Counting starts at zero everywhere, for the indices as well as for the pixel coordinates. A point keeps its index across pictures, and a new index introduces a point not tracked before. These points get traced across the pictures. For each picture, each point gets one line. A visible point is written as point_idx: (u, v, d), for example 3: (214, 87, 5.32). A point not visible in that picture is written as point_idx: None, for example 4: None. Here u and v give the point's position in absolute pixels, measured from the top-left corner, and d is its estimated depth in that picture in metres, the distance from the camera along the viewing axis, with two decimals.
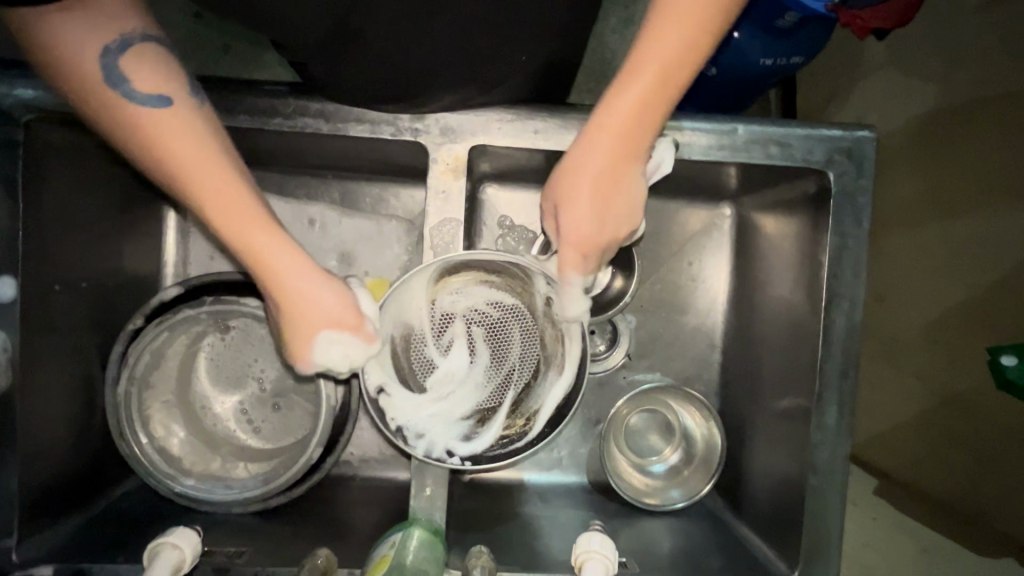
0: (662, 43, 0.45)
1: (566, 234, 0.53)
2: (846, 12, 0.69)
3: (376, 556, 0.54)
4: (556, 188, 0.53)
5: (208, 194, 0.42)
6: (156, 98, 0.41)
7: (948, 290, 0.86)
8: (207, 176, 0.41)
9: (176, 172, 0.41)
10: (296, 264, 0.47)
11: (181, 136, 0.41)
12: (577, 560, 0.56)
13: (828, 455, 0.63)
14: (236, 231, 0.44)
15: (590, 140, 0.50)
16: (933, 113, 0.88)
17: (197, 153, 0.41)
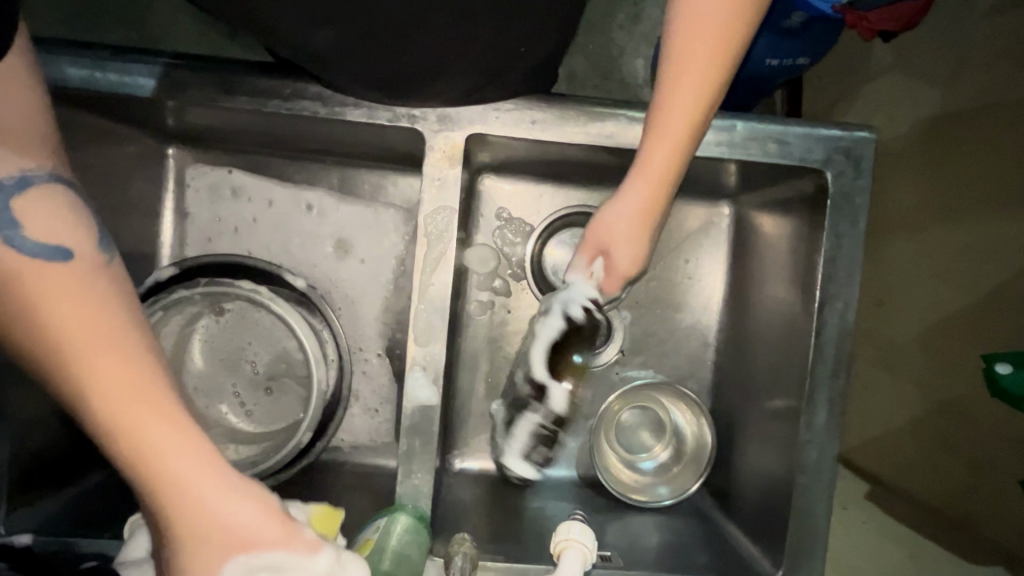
0: (687, 86, 0.49)
1: (616, 266, 0.58)
2: (854, 15, 0.69)
3: (361, 538, 0.55)
4: (601, 229, 0.58)
5: (91, 378, 0.33)
6: (58, 253, 0.36)
7: (944, 296, 0.86)
8: (96, 356, 0.33)
9: (49, 347, 0.33)
10: (194, 463, 0.36)
11: (66, 307, 0.34)
12: (557, 547, 0.57)
13: (816, 455, 0.63)
14: (120, 424, 0.34)
15: (635, 177, 0.54)
16: (935, 117, 0.87)
17: (88, 321, 0.34)
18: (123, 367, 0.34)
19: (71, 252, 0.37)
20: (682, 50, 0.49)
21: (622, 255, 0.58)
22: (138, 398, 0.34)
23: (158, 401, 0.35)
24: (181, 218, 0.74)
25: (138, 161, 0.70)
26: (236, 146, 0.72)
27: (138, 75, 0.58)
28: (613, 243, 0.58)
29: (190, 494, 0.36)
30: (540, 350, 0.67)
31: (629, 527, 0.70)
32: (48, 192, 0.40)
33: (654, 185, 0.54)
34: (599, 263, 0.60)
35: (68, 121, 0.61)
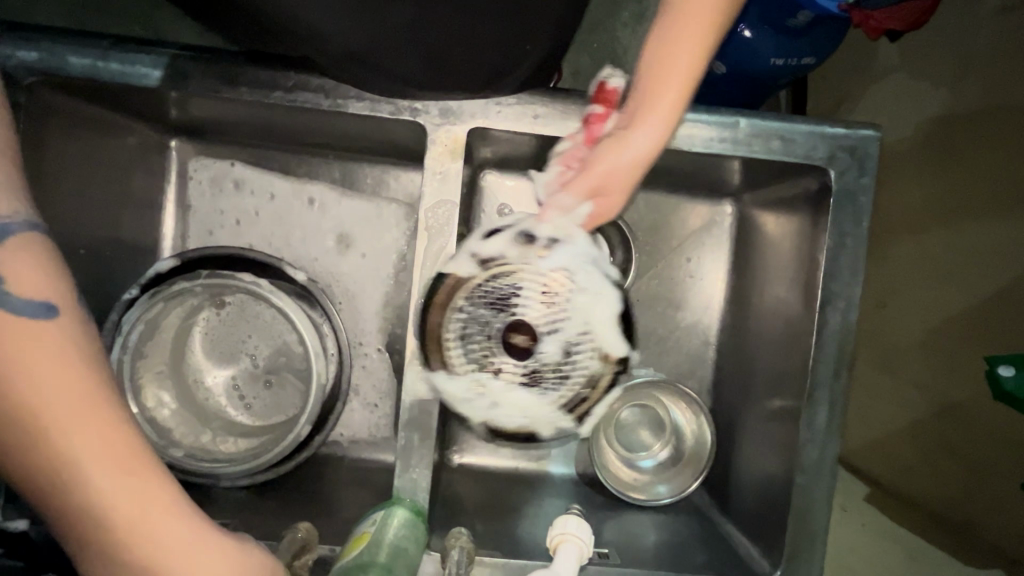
0: (695, 25, 0.49)
1: (606, 209, 0.56)
2: (860, 13, 0.68)
3: (356, 532, 0.54)
4: (606, 172, 0.54)
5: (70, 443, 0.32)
6: (39, 304, 0.34)
7: (948, 298, 0.85)
8: (75, 420, 0.32)
9: (23, 405, 0.32)
10: (171, 522, 0.35)
11: (37, 362, 0.32)
12: (552, 541, 0.56)
13: (816, 455, 0.63)
14: (97, 488, 0.33)
15: (647, 114, 0.52)
16: (942, 117, 0.86)
17: (62, 381, 0.32)
18: (97, 431, 0.33)
19: (52, 302, 0.35)
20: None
21: (612, 203, 0.57)
22: (114, 456, 0.33)
23: (141, 471, 0.34)
24: (184, 210, 0.75)
25: (139, 151, 0.70)
26: (239, 140, 0.72)
27: (142, 66, 0.58)
28: (607, 190, 0.55)
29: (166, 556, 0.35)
30: (590, 317, 0.58)
31: (626, 525, 0.69)
32: (27, 233, 0.36)
33: (660, 129, 0.52)
34: (586, 208, 0.57)
35: (70, 112, 0.61)
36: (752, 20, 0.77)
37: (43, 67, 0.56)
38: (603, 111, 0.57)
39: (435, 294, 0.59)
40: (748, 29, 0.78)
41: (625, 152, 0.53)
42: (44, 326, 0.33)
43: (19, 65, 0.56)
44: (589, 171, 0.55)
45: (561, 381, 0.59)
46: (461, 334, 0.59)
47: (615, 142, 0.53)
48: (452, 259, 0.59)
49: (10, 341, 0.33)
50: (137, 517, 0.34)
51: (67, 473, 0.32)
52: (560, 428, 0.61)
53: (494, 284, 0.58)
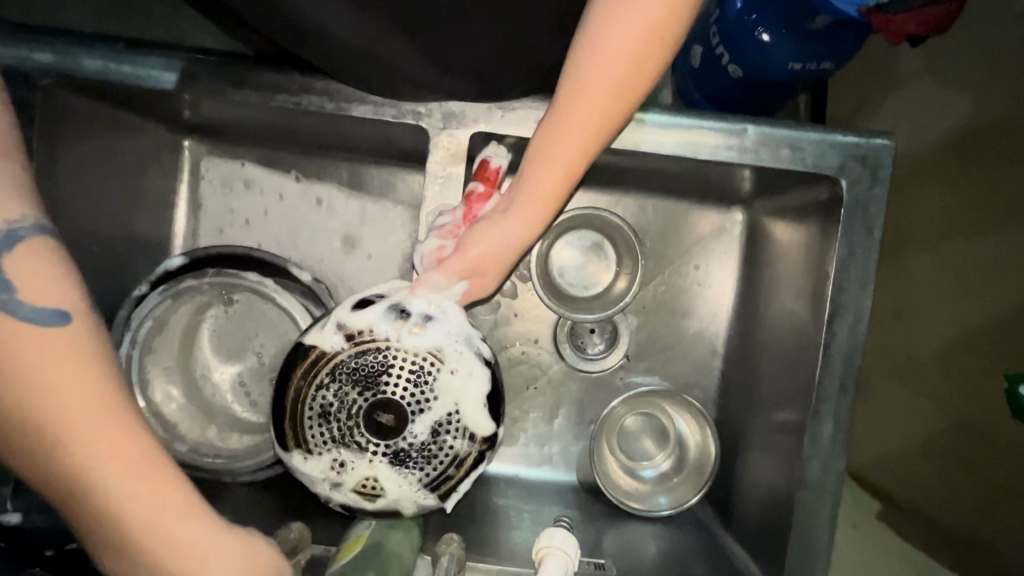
0: (587, 112, 0.49)
1: (478, 288, 0.56)
2: (881, 17, 0.66)
3: (350, 536, 0.54)
4: (474, 255, 0.54)
5: (90, 453, 0.32)
6: (52, 312, 0.33)
7: (966, 309, 0.82)
8: (98, 427, 0.32)
9: (30, 414, 0.31)
10: (194, 524, 0.36)
11: (50, 367, 0.32)
12: (539, 554, 0.56)
13: (819, 471, 0.61)
14: (118, 491, 0.33)
15: (521, 202, 0.53)
16: (966, 126, 0.84)
17: (76, 388, 0.32)
18: (114, 436, 0.33)
19: (66, 309, 0.34)
20: (587, 76, 0.48)
21: (486, 283, 0.56)
22: (136, 458, 0.34)
23: (162, 476, 0.35)
24: (195, 209, 0.76)
25: (150, 150, 0.71)
26: (249, 140, 0.73)
27: (153, 67, 0.59)
28: (480, 271, 0.55)
29: (181, 551, 0.36)
30: (461, 397, 0.53)
31: (625, 534, 0.69)
32: (37, 244, 0.35)
33: (537, 215, 0.53)
34: (461, 287, 0.55)
35: (84, 112, 0.62)
36: (770, 24, 0.76)
37: (59, 69, 0.58)
38: (484, 190, 0.58)
39: (296, 368, 0.53)
40: (766, 34, 0.76)
41: (495, 236, 0.54)
42: (55, 333, 0.33)
43: (35, 67, 0.57)
44: (461, 251, 0.54)
45: (425, 462, 0.53)
46: (321, 412, 0.52)
47: (492, 222, 0.54)
48: (319, 330, 0.53)
49: (23, 354, 0.32)
50: (157, 522, 0.35)
51: (81, 479, 0.32)
52: (424, 507, 0.54)
53: (358, 359, 0.52)
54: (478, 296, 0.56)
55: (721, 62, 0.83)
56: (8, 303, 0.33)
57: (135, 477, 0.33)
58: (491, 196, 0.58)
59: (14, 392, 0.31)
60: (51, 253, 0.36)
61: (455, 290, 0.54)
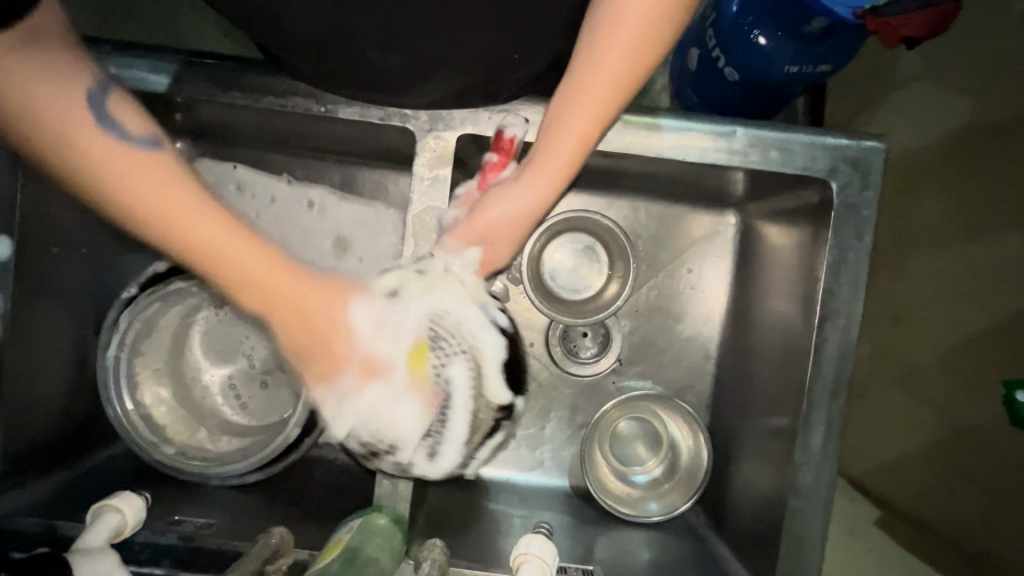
0: (598, 83, 0.49)
1: (486, 258, 0.56)
2: (876, 20, 0.66)
3: (333, 539, 0.55)
4: (483, 222, 0.54)
5: (208, 234, 0.44)
6: (147, 140, 0.45)
7: (965, 316, 0.81)
8: (205, 217, 0.44)
9: (156, 219, 0.43)
10: (308, 284, 0.49)
11: (156, 173, 0.43)
12: (515, 561, 0.55)
13: (811, 477, 0.61)
14: (248, 262, 0.45)
15: (530, 172, 0.52)
16: (966, 129, 0.83)
17: (176, 193, 0.43)
18: (210, 214, 0.44)
19: (155, 137, 0.46)
20: (600, 50, 0.48)
21: (497, 253, 0.56)
22: (242, 241, 0.45)
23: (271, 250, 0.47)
24: None
25: None
26: (240, 142, 0.73)
27: (141, 70, 0.59)
28: (492, 238, 0.55)
29: (305, 303, 0.48)
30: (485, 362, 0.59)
31: (615, 540, 0.68)
32: (117, 93, 0.46)
33: (548, 188, 0.53)
34: (473, 253, 0.55)
35: None
36: (765, 27, 0.76)
37: None
38: (499, 159, 0.57)
39: None
40: (762, 37, 0.76)
41: (506, 204, 0.53)
42: (154, 152, 0.45)
43: None
44: (473, 219, 0.55)
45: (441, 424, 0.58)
46: None
47: (505, 193, 0.54)
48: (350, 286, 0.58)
49: (131, 169, 0.43)
50: (280, 285, 0.47)
51: (215, 262, 0.45)
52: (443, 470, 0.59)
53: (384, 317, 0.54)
54: (485, 268, 0.56)
55: (717, 66, 0.82)
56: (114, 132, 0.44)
57: (257, 263, 0.46)
58: (507, 165, 0.57)
59: (138, 203, 0.43)
60: (129, 102, 0.47)
61: (468, 257, 0.55)
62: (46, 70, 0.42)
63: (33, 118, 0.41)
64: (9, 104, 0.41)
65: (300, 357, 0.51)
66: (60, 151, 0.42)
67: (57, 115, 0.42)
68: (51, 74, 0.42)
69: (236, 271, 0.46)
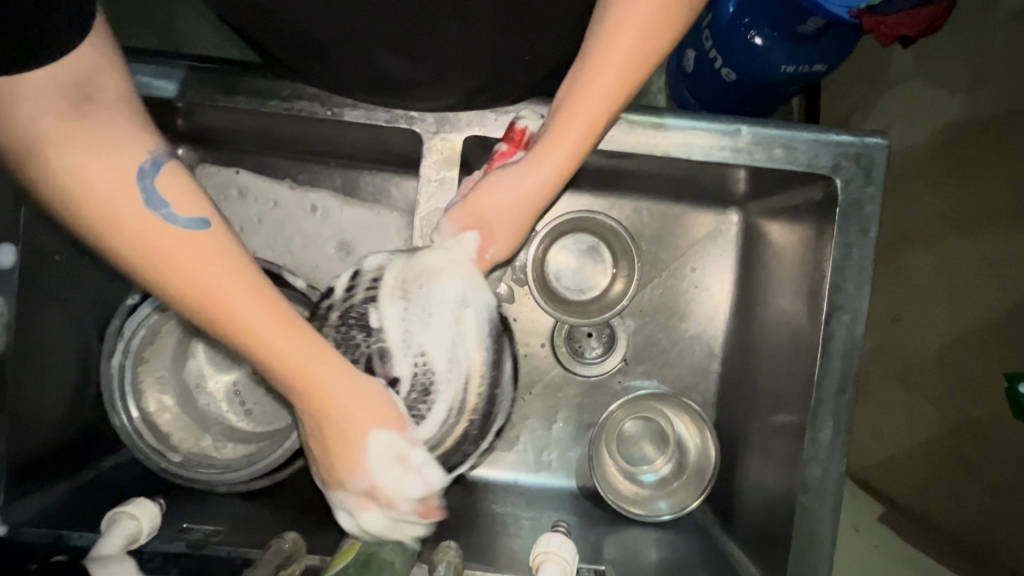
0: (615, 62, 0.49)
1: (487, 244, 0.55)
2: (870, 19, 0.66)
3: (345, 544, 0.54)
4: (484, 211, 0.54)
5: (247, 323, 0.42)
6: (196, 221, 0.43)
7: (961, 314, 0.82)
8: (248, 303, 0.42)
9: (201, 309, 0.42)
10: (338, 374, 0.46)
11: (208, 267, 0.42)
12: (535, 560, 0.55)
13: (820, 473, 0.61)
14: (284, 353, 0.44)
15: (536, 158, 0.53)
16: (954, 125, 0.84)
17: (218, 278, 0.42)
18: (264, 306, 0.43)
19: (205, 218, 0.43)
20: (609, 38, 0.48)
21: (495, 239, 0.55)
22: (281, 326, 0.43)
23: (305, 333, 0.45)
24: None
25: None
26: (243, 146, 0.72)
27: (146, 76, 0.59)
28: (492, 223, 0.55)
29: (331, 393, 0.46)
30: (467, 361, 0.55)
31: (624, 540, 0.68)
32: (170, 167, 0.44)
33: (554, 172, 0.53)
34: (471, 239, 0.55)
35: None
36: (762, 28, 0.76)
37: None
38: (508, 149, 0.57)
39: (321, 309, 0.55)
40: (759, 37, 0.77)
41: (506, 187, 0.54)
42: (201, 236, 0.42)
43: None
44: (474, 203, 0.55)
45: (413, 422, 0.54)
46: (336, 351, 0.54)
47: (507, 176, 0.54)
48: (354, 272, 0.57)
49: (172, 249, 0.41)
50: (309, 364, 0.45)
51: (252, 348, 0.43)
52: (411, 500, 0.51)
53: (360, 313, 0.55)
54: (484, 259, 0.56)
55: (715, 66, 0.83)
56: (161, 210, 0.42)
57: (294, 350, 0.44)
58: (516, 154, 0.57)
59: (182, 284, 0.41)
60: (182, 175, 0.44)
61: (467, 241, 0.55)
62: (100, 149, 0.41)
63: (74, 188, 0.40)
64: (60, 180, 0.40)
65: (326, 459, 0.49)
66: (112, 241, 0.41)
67: (113, 206, 0.40)
68: (103, 149, 0.41)
69: (270, 355, 0.43)
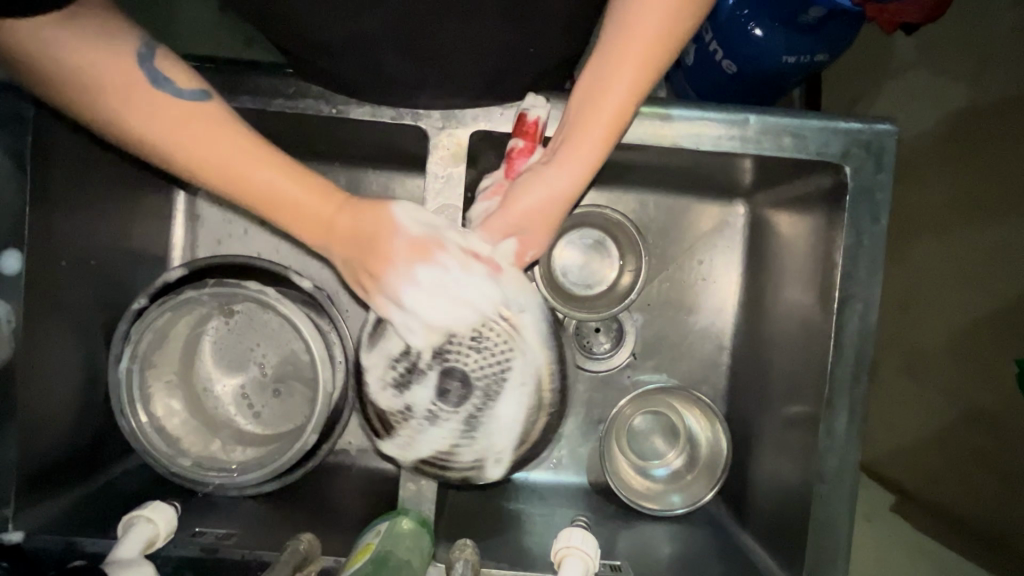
0: (631, 62, 0.49)
1: (528, 246, 0.55)
2: (873, 7, 0.65)
3: (359, 543, 0.54)
4: (525, 215, 0.54)
5: (266, 178, 0.48)
6: (196, 92, 0.47)
7: (968, 301, 0.83)
8: (260, 159, 0.48)
9: (225, 172, 0.47)
10: (343, 204, 0.51)
11: (212, 130, 0.46)
12: (557, 556, 0.55)
13: (836, 463, 0.61)
14: (300, 197, 0.49)
15: (567, 159, 0.52)
16: (960, 112, 0.84)
17: (228, 137, 0.47)
18: (265, 157, 0.48)
19: (202, 90, 0.48)
20: (628, 33, 0.49)
21: (535, 240, 0.55)
22: (289, 177, 0.49)
23: (311, 181, 0.50)
24: (193, 219, 0.75)
25: (140, 170, 0.70)
26: None
27: None
28: (529, 226, 0.55)
29: (349, 226, 0.50)
30: (526, 369, 0.53)
31: (638, 535, 0.68)
32: (160, 50, 0.48)
33: (581, 173, 0.53)
34: (509, 245, 0.54)
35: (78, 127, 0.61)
36: (763, 19, 0.76)
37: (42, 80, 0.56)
38: (525, 144, 0.56)
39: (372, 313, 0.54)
40: (759, 27, 0.76)
41: (542, 191, 0.54)
42: (201, 105, 0.47)
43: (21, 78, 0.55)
44: (509, 208, 0.54)
45: (471, 432, 0.54)
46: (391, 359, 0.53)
47: (541, 178, 0.53)
48: None
49: (183, 118, 0.46)
50: (319, 203, 0.50)
51: (274, 204, 0.49)
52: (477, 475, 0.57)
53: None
54: (522, 257, 0.56)
55: (715, 58, 0.82)
56: (164, 86, 0.46)
57: (303, 196, 0.50)
58: (533, 149, 0.56)
59: (200, 143, 0.46)
60: (172, 57, 0.49)
61: (505, 249, 0.54)
62: (95, 38, 0.44)
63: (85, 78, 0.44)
64: (64, 67, 0.43)
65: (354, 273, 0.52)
66: (127, 117, 0.45)
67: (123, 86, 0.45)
68: (101, 44, 0.44)
69: (284, 203, 0.49)
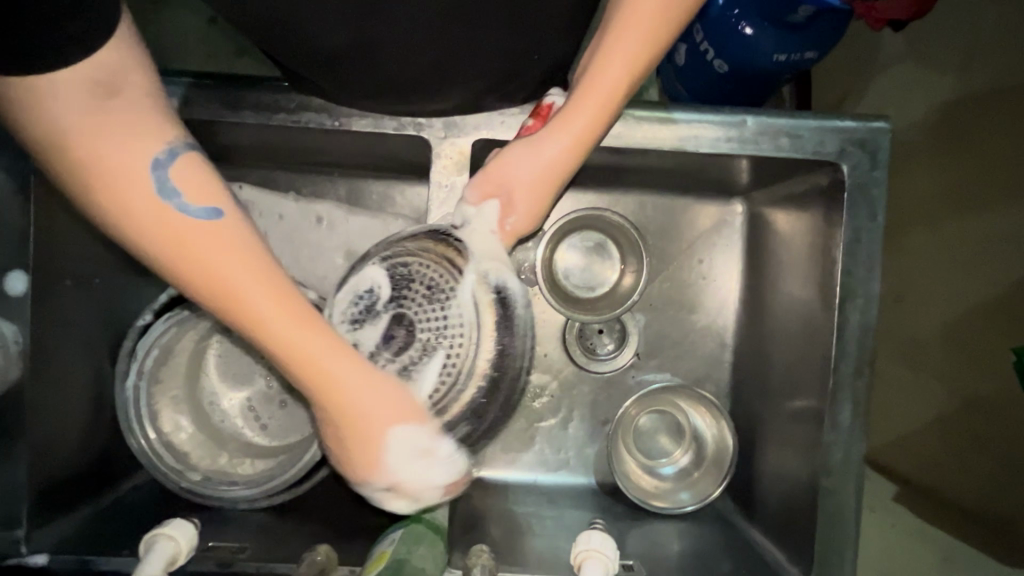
0: (637, 26, 0.49)
1: (506, 211, 0.55)
2: (862, 4, 0.66)
3: (375, 552, 0.54)
4: (503, 183, 0.54)
5: (263, 312, 0.41)
6: (208, 209, 0.41)
7: (964, 290, 0.83)
8: (260, 295, 0.41)
9: (227, 303, 0.40)
10: (349, 362, 0.44)
11: (223, 258, 0.40)
12: (577, 558, 0.56)
13: (840, 455, 0.62)
14: (302, 347, 0.42)
15: (552, 129, 0.53)
16: (949, 105, 0.85)
17: (235, 272, 0.40)
18: (276, 297, 0.41)
19: (217, 208, 0.41)
20: (631, 8, 0.49)
21: (517, 207, 0.55)
22: (292, 321, 0.42)
23: (320, 327, 0.43)
24: None
25: None
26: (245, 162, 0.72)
27: None
28: (512, 188, 0.54)
29: (341, 385, 0.44)
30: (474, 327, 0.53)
31: (648, 534, 0.68)
32: (186, 153, 0.42)
33: (573, 141, 0.53)
34: (490, 208, 0.55)
35: None
36: (752, 18, 0.76)
37: None
38: (535, 124, 0.57)
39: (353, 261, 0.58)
40: (749, 26, 0.77)
41: (525, 159, 0.54)
42: (211, 226, 0.40)
43: None
44: (493, 173, 0.54)
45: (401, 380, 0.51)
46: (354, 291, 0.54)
47: (527, 145, 0.53)
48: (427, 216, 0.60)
49: (180, 233, 0.40)
50: (318, 353, 0.43)
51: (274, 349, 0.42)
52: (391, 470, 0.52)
53: (396, 250, 0.55)
54: (508, 227, 0.55)
55: (706, 58, 0.83)
56: (169, 193, 0.40)
57: (300, 343, 0.42)
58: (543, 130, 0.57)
59: (195, 273, 0.40)
60: (198, 161, 0.42)
61: (486, 211, 0.55)
62: (121, 125, 0.39)
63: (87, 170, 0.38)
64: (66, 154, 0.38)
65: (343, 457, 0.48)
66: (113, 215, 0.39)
67: (119, 182, 0.39)
68: (121, 127, 0.39)
69: (278, 348, 0.42)
